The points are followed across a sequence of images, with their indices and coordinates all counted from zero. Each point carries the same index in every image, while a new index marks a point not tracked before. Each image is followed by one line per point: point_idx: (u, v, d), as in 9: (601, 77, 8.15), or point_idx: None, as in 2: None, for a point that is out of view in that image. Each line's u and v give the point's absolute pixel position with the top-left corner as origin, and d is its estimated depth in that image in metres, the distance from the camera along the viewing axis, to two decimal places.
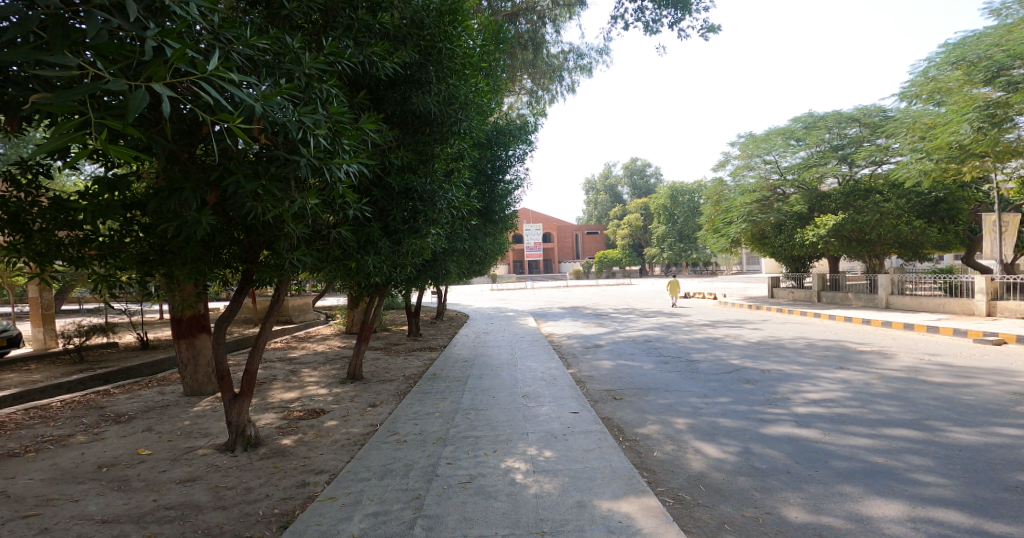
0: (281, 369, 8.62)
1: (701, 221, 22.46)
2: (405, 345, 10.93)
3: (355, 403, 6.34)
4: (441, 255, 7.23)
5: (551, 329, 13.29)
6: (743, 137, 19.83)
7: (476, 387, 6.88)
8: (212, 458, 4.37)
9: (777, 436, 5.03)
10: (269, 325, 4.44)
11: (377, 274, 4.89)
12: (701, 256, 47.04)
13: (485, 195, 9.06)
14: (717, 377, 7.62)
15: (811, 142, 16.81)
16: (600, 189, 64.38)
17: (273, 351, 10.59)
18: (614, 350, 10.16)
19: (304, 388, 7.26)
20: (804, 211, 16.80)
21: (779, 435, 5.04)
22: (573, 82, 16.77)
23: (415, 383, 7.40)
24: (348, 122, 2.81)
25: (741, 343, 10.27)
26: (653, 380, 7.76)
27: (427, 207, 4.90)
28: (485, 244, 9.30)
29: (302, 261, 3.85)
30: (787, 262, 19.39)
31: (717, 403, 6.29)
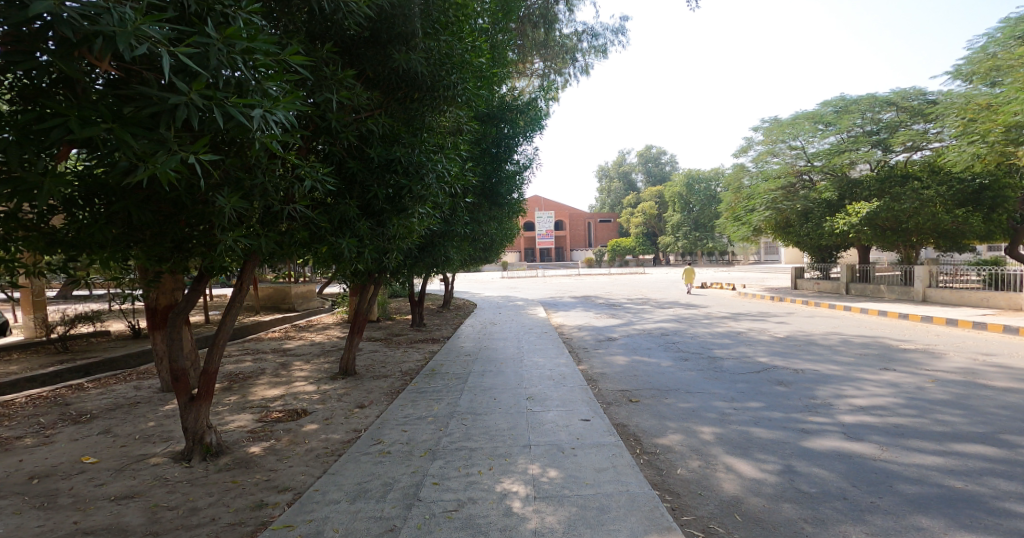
0: (272, 362, 8.06)
1: (721, 209, 21.50)
2: (407, 336, 10.32)
3: (343, 403, 5.73)
4: (438, 239, 6.62)
5: (562, 320, 12.59)
6: (767, 120, 18.83)
7: (476, 385, 6.26)
8: (163, 468, 3.80)
9: (824, 452, 4.30)
10: (236, 313, 3.88)
11: (358, 261, 4.25)
12: (718, 246, 45.73)
13: (490, 177, 8.33)
14: (744, 377, 6.87)
15: (842, 125, 15.71)
16: (614, 177, 63.27)
17: (269, 342, 10.06)
18: (628, 345, 9.44)
19: (290, 384, 6.67)
20: (833, 198, 15.84)
21: (826, 451, 4.31)
22: (587, 64, 15.93)
23: (412, 379, 6.76)
24: (262, 54, 2.17)
25: (767, 338, 9.48)
26: (673, 380, 7.03)
27: (410, 182, 4.14)
28: (490, 229, 8.72)
29: (252, 245, 3.20)
30: (812, 252, 18.41)
31: (748, 408, 5.56)
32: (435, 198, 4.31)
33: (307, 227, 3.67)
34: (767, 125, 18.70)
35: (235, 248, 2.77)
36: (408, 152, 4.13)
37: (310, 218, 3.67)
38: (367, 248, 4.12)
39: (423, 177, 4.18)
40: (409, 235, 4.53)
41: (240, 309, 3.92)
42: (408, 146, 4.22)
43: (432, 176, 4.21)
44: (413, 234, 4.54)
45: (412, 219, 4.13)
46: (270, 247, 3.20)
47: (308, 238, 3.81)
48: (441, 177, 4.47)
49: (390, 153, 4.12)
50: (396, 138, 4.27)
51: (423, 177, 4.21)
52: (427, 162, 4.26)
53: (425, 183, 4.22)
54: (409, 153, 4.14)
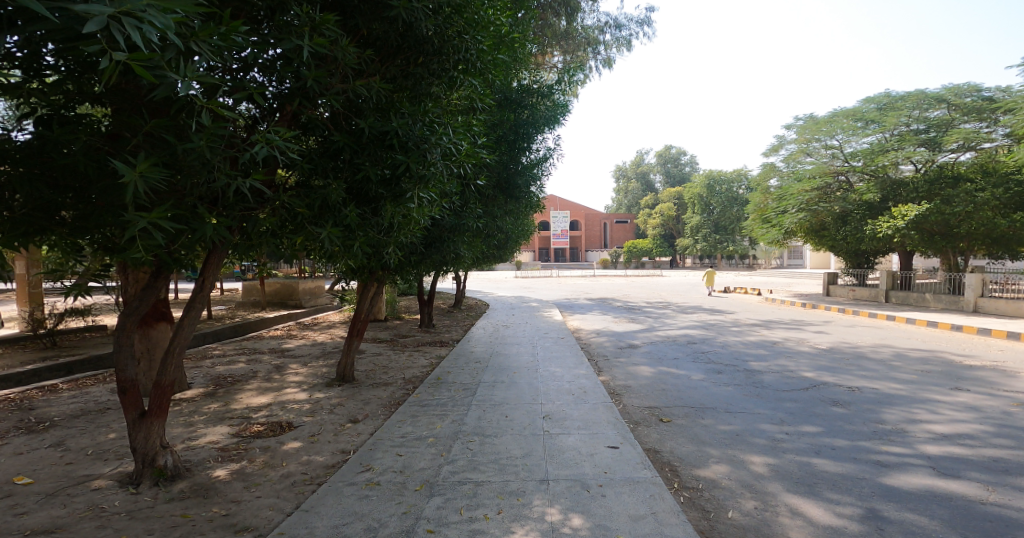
0: (266, 364, 7.42)
1: (747, 211, 20.46)
2: (414, 338, 9.65)
3: (335, 416, 5.06)
4: (448, 233, 5.96)
5: (579, 324, 11.80)
6: (801, 118, 17.80)
7: (487, 398, 5.56)
8: (103, 495, 3.16)
9: (914, 492, 3.60)
10: (196, 313, 3.30)
11: (347, 255, 3.54)
12: (739, 249, 44.20)
13: (507, 168, 7.57)
14: (791, 394, 6.08)
15: (887, 125, 14.66)
16: (632, 178, 62.17)
17: (268, 341, 9.45)
18: (653, 353, 8.65)
19: (281, 390, 6.02)
20: (875, 200, 14.79)
21: (915, 491, 3.62)
22: (610, 57, 15.17)
23: (414, 389, 6.08)
24: None
25: (809, 349, 8.63)
26: (708, 396, 6.25)
27: (408, 157, 3.34)
28: (506, 225, 7.98)
29: (198, 233, 2.52)
30: (847, 256, 17.33)
31: (806, 434, 4.80)
32: (442, 179, 3.54)
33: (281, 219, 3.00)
34: (801, 123, 17.66)
35: (156, 240, 2.08)
36: (404, 120, 3.38)
37: (282, 201, 2.99)
38: (360, 243, 3.38)
39: (427, 154, 3.42)
40: (411, 228, 3.79)
41: (201, 310, 3.34)
42: (405, 114, 3.49)
43: (438, 147, 3.42)
44: (417, 228, 3.81)
45: (414, 206, 3.32)
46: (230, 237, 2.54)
47: (283, 230, 3.13)
48: (449, 155, 3.72)
49: (385, 124, 3.39)
50: (391, 107, 3.60)
51: (427, 148, 3.43)
52: (430, 135, 3.49)
53: (428, 159, 3.47)
54: (407, 122, 3.40)
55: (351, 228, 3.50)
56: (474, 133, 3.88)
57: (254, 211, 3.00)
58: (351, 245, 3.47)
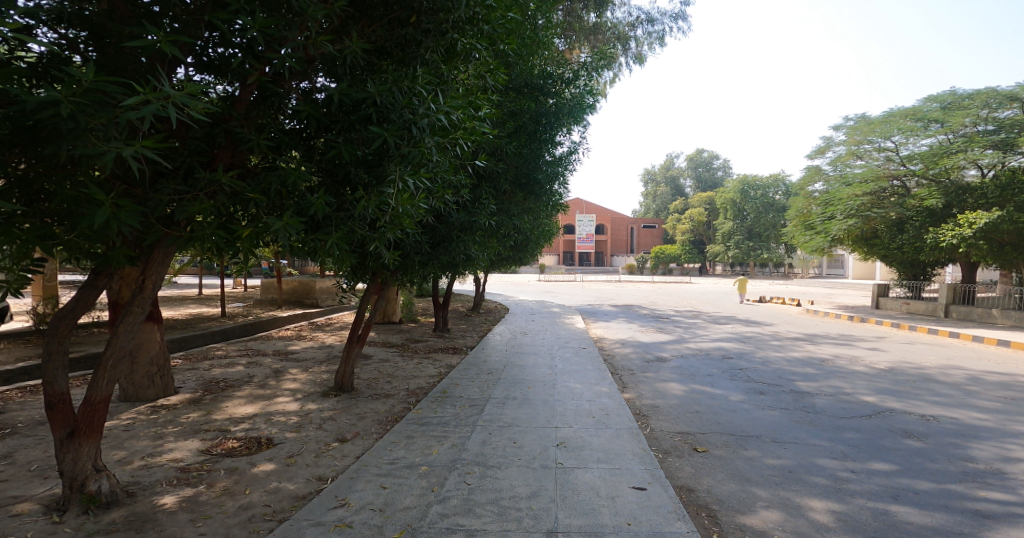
0: (264, 367, 6.93)
1: (786, 216, 19.25)
2: (427, 344, 9.08)
3: (322, 433, 4.49)
4: (457, 232, 5.35)
5: (603, 332, 11.04)
6: (851, 118, 16.67)
7: (495, 418, 4.91)
8: (17, 527, 2.67)
9: None
10: (133, 317, 2.74)
11: (317, 252, 2.92)
12: (773, 258, 41.94)
13: (528, 164, 6.89)
14: (850, 423, 5.29)
15: (954, 124, 13.69)
16: (661, 182, 60.66)
17: (275, 342, 9.00)
18: (683, 368, 7.86)
19: (272, 398, 5.50)
20: (938, 207, 13.57)
21: None
22: (642, 53, 14.37)
23: (416, 404, 5.47)
24: None
25: (864, 370, 7.75)
26: (750, 421, 5.48)
27: (387, 131, 2.73)
28: (523, 225, 7.30)
29: (90, 218, 1.96)
30: (898, 266, 16.04)
31: (877, 474, 4.07)
32: (434, 161, 2.92)
33: (219, 206, 2.42)
34: (851, 124, 16.52)
35: None
36: (385, 87, 2.79)
37: (222, 181, 2.41)
38: (333, 239, 2.79)
39: (413, 128, 2.80)
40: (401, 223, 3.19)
41: (139, 314, 2.77)
42: (388, 81, 2.89)
43: (427, 119, 2.80)
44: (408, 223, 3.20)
45: (396, 195, 2.68)
46: (132, 225, 1.98)
47: (231, 222, 2.58)
48: (446, 134, 3.10)
49: (362, 90, 2.80)
50: (375, 75, 3.03)
51: (414, 120, 2.80)
52: (418, 105, 2.88)
53: (415, 134, 2.85)
54: (388, 89, 2.79)
55: (321, 219, 2.90)
56: (479, 109, 3.25)
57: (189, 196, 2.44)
58: (323, 241, 2.88)
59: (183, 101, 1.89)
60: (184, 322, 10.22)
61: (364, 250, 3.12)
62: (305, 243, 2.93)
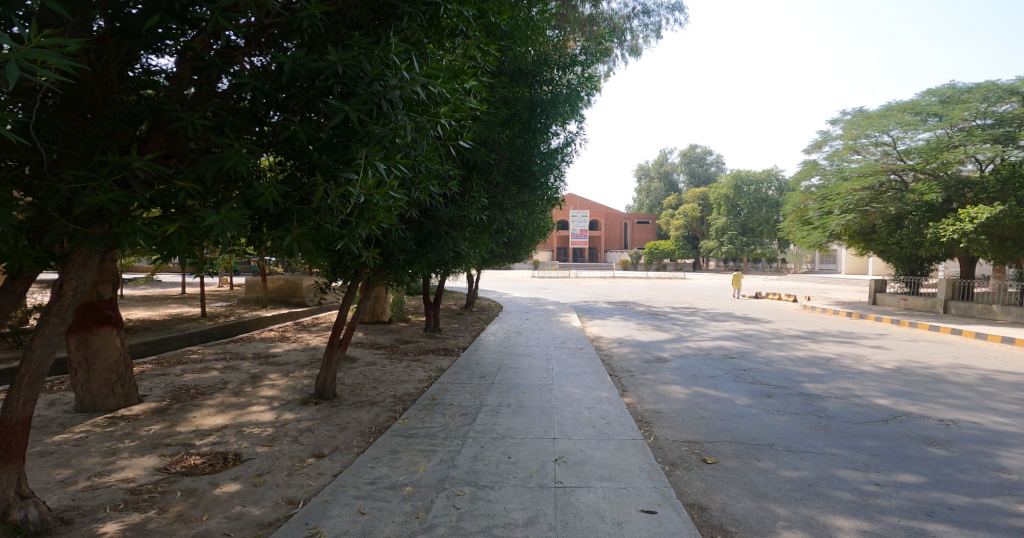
0: (241, 372, 6.47)
1: (783, 211, 18.96)
2: (416, 346, 8.67)
3: (297, 446, 4.08)
4: (446, 228, 4.92)
5: (599, 331, 10.69)
6: (849, 113, 16.40)
7: (486, 429, 4.52)
8: None
9: None
10: (52, 329, 2.43)
11: (275, 250, 2.50)
12: (766, 253, 41.85)
13: (521, 155, 6.45)
14: (867, 429, 5.00)
15: (954, 118, 13.37)
16: (654, 178, 60.44)
17: (255, 343, 8.53)
18: (684, 368, 7.53)
19: (247, 406, 5.09)
20: (938, 201, 13.34)
21: None
22: (637, 44, 13.96)
23: (403, 412, 5.07)
24: None
25: (872, 370, 7.47)
26: (760, 427, 5.15)
27: (350, 105, 2.31)
28: (518, 220, 6.86)
29: None
30: (896, 262, 15.83)
31: (905, 487, 3.81)
32: (409, 143, 2.52)
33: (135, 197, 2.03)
34: (849, 118, 16.26)
35: None
36: (348, 54, 2.38)
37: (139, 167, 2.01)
38: (291, 236, 2.39)
39: (383, 102, 2.39)
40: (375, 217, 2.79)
41: (60, 325, 2.45)
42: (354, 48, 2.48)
43: (399, 91, 2.38)
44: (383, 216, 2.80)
45: (364, 181, 2.28)
46: (3, 219, 1.65)
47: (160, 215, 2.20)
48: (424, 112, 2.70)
49: (322, 59, 2.40)
50: (339, 43, 2.62)
51: (384, 93, 2.39)
52: (390, 77, 2.48)
53: (385, 110, 2.44)
54: (352, 57, 2.38)
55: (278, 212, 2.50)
56: (466, 84, 2.84)
57: (99, 185, 2.05)
58: (281, 238, 2.48)
59: (33, 59, 1.53)
60: (159, 324, 9.69)
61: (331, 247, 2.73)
62: (260, 239, 2.53)
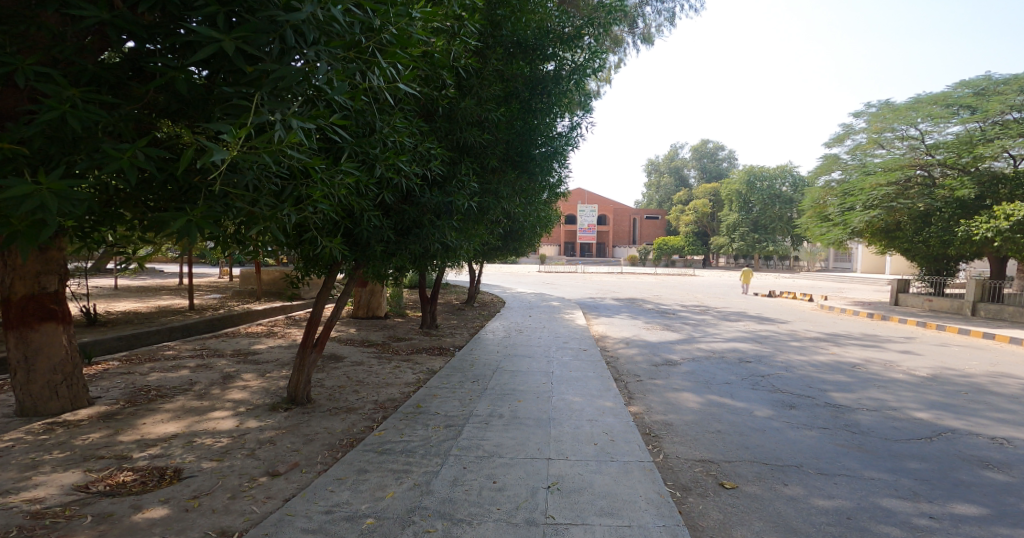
0: (213, 370, 5.94)
1: (801, 207, 18.11)
2: (409, 344, 8.12)
3: (251, 462, 3.53)
4: (432, 217, 4.31)
5: (606, 330, 10.08)
6: (874, 104, 15.54)
7: (469, 443, 3.98)
8: None
9: None
10: None
11: (168, 234, 2.07)
12: (779, 250, 40.86)
13: (522, 139, 5.83)
14: (907, 448, 4.39)
15: (991, 110, 12.54)
16: (666, 172, 59.46)
17: (239, 339, 8.00)
18: (695, 373, 6.92)
19: (207, 409, 4.57)
20: (970, 198, 12.54)
21: None
22: (651, 31, 13.20)
23: (382, 422, 4.51)
24: None
25: (904, 378, 6.82)
26: (784, 445, 4.53)
27: (228, 35, 1.82)
28: (516, 211, 6.24)
29: None
30: (921, 261, 15.02)
31: (966, 522, 3.21)
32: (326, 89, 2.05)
33: None
34: (874, 110, 15.41)
35: None
36: None
37: None
38: (187, 218, 1.93)
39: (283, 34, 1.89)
40: (302, 185, 2.53)
41: None
42: None
43: (304, 19, 1.93)
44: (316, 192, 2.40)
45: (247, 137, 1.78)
46: None
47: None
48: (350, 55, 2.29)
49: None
50: None
51: (286, 22, 1.94)
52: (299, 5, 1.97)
53: (292, 43, 2.01)
54: None
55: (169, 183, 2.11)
56: (409, 17, 2.41)
57: None
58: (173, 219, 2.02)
59: None
60: (142, 316, 9.18)
61: (252, 229, 2.36)
62: (155, 223, 2.05)
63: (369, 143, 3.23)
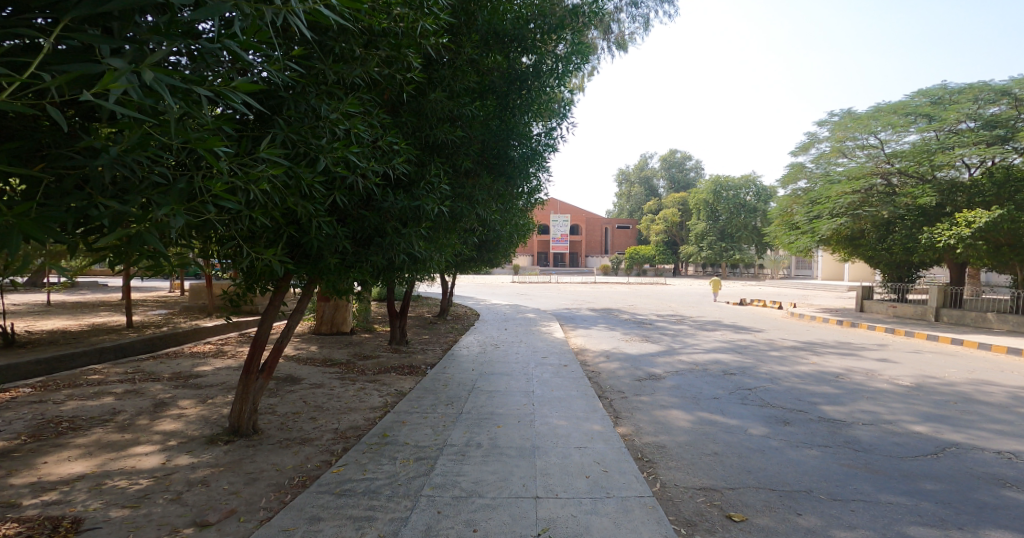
0: (144, 397, 5.17)
1: (770, 215, 18.30)
2: (376, 362, 7.48)
3: (174, 510, 2.89)
4: (398, 226, 3.76)
5: (584, 342, 9.67)
6: (837, 114, 15.85)
7: (439, 482, 3.42)
8: None
9: None
10: None
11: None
12: (745, 258, 41.64)
13: (498, 141, 5.35)
14: (914, 466, 4.11)
15: (948, 118, 12.86)
16: (634, 182, 60.26)
17: (182, 359, 7.18)
18: (680, 388, 6.56)
19: (129, 443, 3.87)
20: (931, 205, 12.83)
21: None
22: (623, 36, 13.04)
23: (341, 455, 3.91)
24: None
25: (890, 388, 6.63)
26: (788, 467, 4.17)
27: None
28: (491, 218, 5.74)
29: None
30: (885, 268, 15.30)
31: None
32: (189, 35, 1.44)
33: None
34: (837, 119, 15.70)
35: None
36: None
37: None
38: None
39: None
40: (199, 175, 1.94)
41: None
42: None
43: None
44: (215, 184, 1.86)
45: None
46: None
47: None
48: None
49: None
50: None
51: None
52: None
53: None
54: None
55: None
56: None
57: None
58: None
59: None
60: (71, 336, 8.21)
61: (120, 235, 1.75)
62: None
63: (311, 131, 2.67)
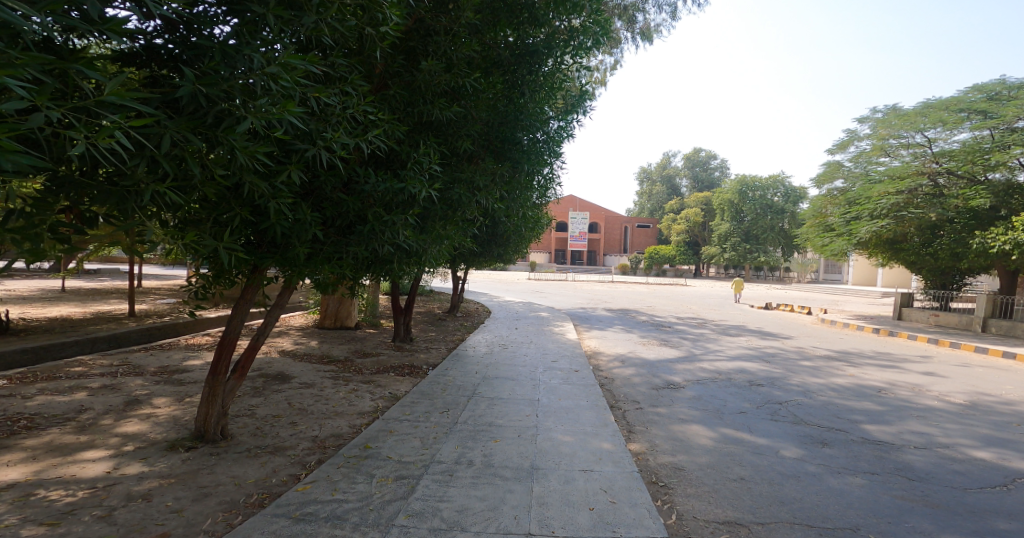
0: (118, 393, 4.81)
1: (803, 215, 17.38)
2: (375, 361, 7.04)
3: (98, 530, 2.48)
4: (377, 210, 3.26)
5: (598, 345, 9.09)
6: (880, 109, 14.83)
7: (414, 509, 2.92)
8: None
9: None
10: None
11: None
12: (772, 261, 40.31)
13: (505, 124, 4.79)
14: (982, 501, 3.48)
15: (1005, 115, 11.65)
16: (657, 181, 59.10)
17: (173, 352, 6.86)
18: (701, 399, 5.95)
19: (81, 446, 3.49)
20: (984, 208, 11.90)
21: None
22: (650, 26, 12.40)
23: (311, 470, 3.44)
24: None
25: (942, 406, 5.92)
26: (827, 497, 3.58)
27: None
28: (496, 209, 5.19)
29: None
30: (926, 273, 14.31)
31: None
32: None
33: None
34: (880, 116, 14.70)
35: None
36: None
37: None
38: None
39: None
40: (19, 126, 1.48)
41: None
42: None
43: None
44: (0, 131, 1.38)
45: None
46: None
47: None
48: None
49: None
50: None
51: None
52: None
53: None
54: None
55: None
56: None
57: None
58: None
59: None
60: (67, 325, 7.95)
61: None
62: None
63: (246, 90, 2.19)
